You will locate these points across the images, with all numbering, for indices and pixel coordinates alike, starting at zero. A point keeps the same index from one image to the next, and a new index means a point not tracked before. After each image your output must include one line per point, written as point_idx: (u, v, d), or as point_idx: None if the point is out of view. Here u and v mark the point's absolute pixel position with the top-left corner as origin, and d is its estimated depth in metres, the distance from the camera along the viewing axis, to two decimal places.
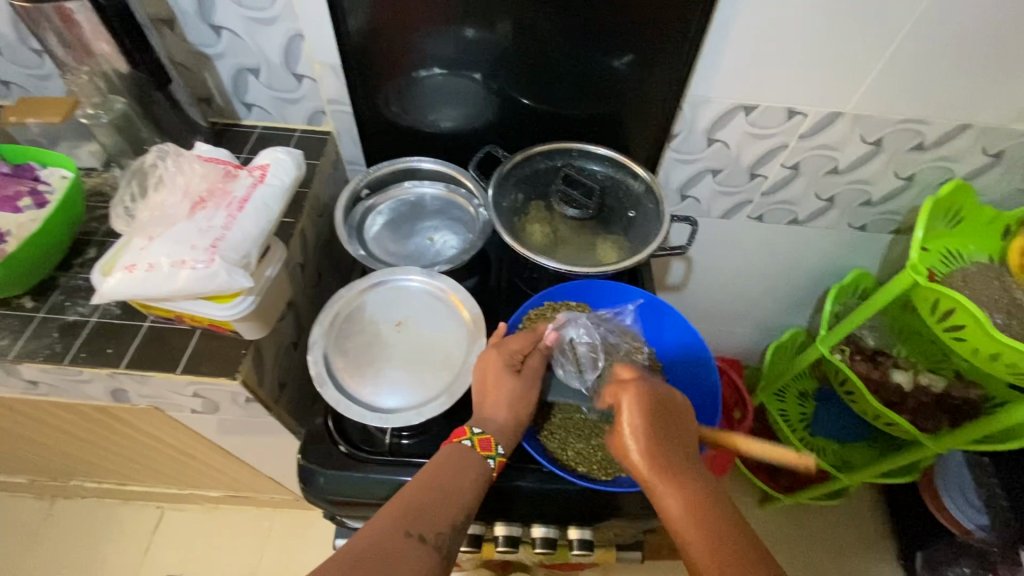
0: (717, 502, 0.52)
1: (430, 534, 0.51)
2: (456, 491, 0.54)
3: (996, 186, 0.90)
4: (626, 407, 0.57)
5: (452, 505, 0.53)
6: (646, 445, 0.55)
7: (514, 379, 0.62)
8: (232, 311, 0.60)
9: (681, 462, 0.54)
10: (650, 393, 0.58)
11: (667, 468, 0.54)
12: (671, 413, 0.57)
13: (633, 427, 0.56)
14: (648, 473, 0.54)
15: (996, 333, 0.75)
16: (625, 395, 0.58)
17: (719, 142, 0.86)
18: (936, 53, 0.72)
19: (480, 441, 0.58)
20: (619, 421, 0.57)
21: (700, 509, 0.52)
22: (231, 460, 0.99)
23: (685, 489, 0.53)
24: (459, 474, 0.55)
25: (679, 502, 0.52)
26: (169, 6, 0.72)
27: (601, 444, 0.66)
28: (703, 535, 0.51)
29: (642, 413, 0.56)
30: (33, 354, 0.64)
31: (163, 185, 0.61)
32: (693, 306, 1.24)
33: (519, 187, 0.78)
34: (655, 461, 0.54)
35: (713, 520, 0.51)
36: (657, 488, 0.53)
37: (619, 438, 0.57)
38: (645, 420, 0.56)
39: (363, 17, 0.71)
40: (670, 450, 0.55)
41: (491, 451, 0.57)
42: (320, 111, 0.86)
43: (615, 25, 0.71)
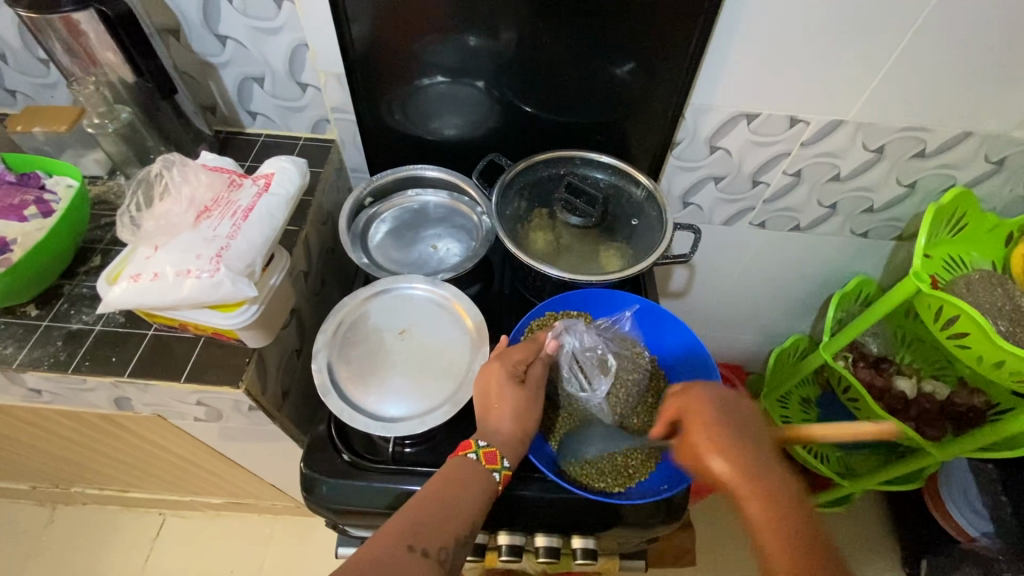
0: (797, 507, 0.51)
1: (433, 550, 0.51)
2: (461, 506, 0.54)
3: (999, 193, 0.90)
4: (699, 410, 0.58)
5: (456, 519, 0.53)
6: (721, 444, 0.55)
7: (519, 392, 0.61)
8: (237, 319, 0.60)
9: (761, 465, 0.53)
10: (723, 398, 0.59)
11: (745, 468, 0.53)
12: (747, 419, 0.58)
13: (706, 427, 0.57)
14: (724, 471, 0.53)
15: (1000, 341, 0.75)
16: (697, 402, 0.59)
17: (721, 150, 0.87)
18: (938, 61, 0.72)
19: (485, 454, 0.58)
20: (692, 423, 0.58)
21: (779, 511, 0.51)
22: (233, 467, 0.98)
23: (763, 490, 0.52)
24: (463, 488, 0.55)
25: (756, 501, 0.51)
26: (174, 16, 0.73)
27: (604, 451, 0.67)
28: (783, 537, 0.49)
29: (715, 415, 0.57)
30: (37, 362, 0.64)
31: (168, 194, 0.61)
32: (695, 313, 1.24)
33: (522, 195, 0.78)
34: (732, 459, 0.54)
35: (793, 524, 0.50)
36: (736, 490, 0.52)
37: (692, 437, 0.57)
38: (720, 421, 0.57)
39: (367, 26, 0.71)
40: (747, 452, 0.54)
41: (495, 465, 0.57)
42: (323, 119, 0.86)
43: (618, 34, 0.71)
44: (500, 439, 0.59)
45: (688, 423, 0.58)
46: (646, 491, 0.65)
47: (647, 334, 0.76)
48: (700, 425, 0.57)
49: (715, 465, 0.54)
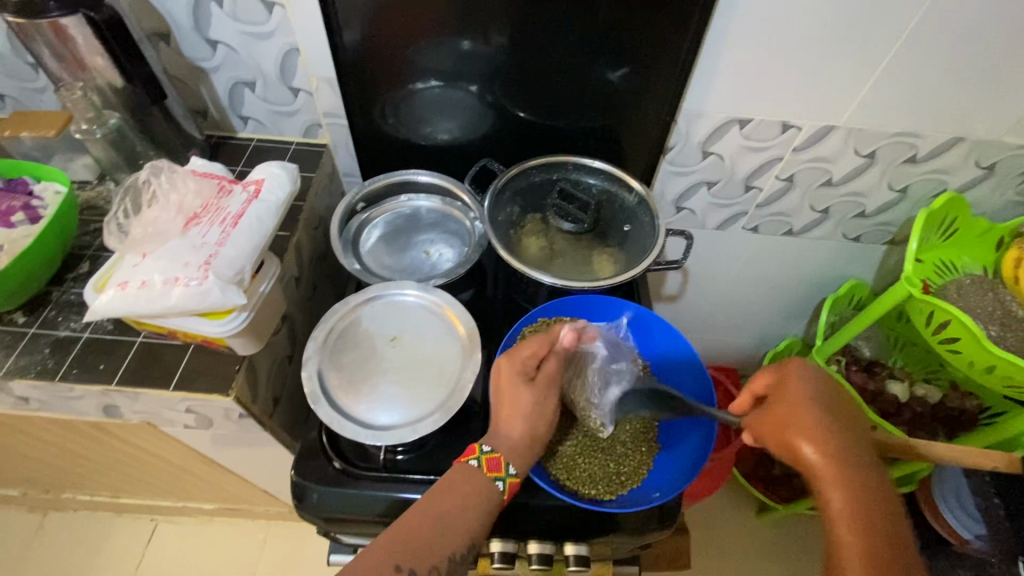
0: (885, 503, 0.52)
1: (420, 570, 0.53)
2: (456, 523, 0.55)
3: (990, 198, 0.91)
4: (797, 394, 0.57)
5: (446, 539, 0.54)
6: (821, 434, 0.54)
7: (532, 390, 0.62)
8: (226, 327, 0.59)
9: (858, 459, 0.53)
10: (826, 382, 0.58)
11: (840, 461, 0.53)
12: (848, 408, 0.56)
13: (801, 415, 0.55)
14: (814, 457, 0.53)
15: (991, 347, 0.75)
16: (797, 384, 0.57)
17: (714, 155, 0.87)
18: (928, 67, 0.72)
19: (489, 460, 0.58)
20: (788, 406, 0.56)
21: (867, 507, 0.51)
22: (224, 473, 0.98)
23: (854, 485, 0.52)
24: (462, 505, 0.56)
25: (845, 496, 0.51)
26: (164, 20, 0.72)
27: (598, 457, 0.67)
28: (865, 533, 0.50)
29: (818, 402, 0.56)
30: (25, 370, 0.64)
31: (156, 201, 0.60)
32: (689, 317, 1.24)
33: (515, 201, 0.78)
34: (828, 452, 0.53)
35: (877, 521, 0.51)
36: (825, 477, 0.52)
37: (783, 421, 0.56)
38: (825, 410, 0.55)
39: (359, 31, 0.71)
40: (845, 443, 0.53)
41: (500, 472, 0.57)
42: (316, 123, 0.86)
43: (610, 40, 0.71)
44: (506, 442, 0.59)
45: (780, 406, 0.57)
46: (639, 499, 0.65)
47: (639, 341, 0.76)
48: (796, 412, 0.56)
49: (807, 455, 0.54)
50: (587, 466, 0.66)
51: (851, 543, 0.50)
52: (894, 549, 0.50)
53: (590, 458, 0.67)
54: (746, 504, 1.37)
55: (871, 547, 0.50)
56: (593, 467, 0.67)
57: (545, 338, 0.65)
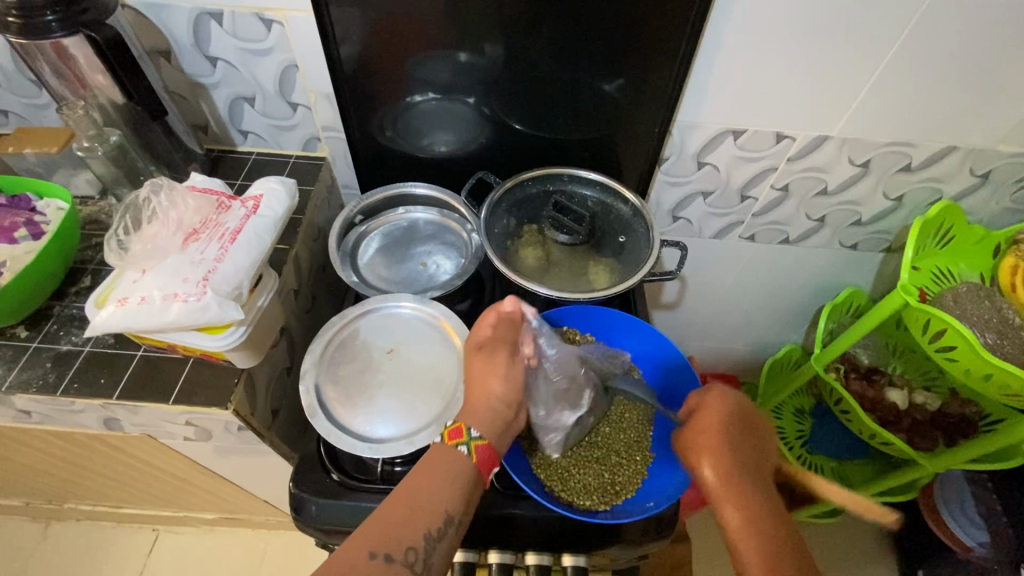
0: (773, 517, 0.57)
1: (397, 552, 0.51)
2: (428, 499, 0.54)
3: (986, 206, 0.91)
4: (703, 418, 0.62)
5: (422, 516, 0.53)
6: (717, 453, 0.60)
7: (484, 356, 0.65)
8: (225, 342, 0.60)
9: (746, 478, 0.59)
10: (737, 407, 0.63)
11: (733, 479, 0.58)
12: (747, 433, 0.63)
13: (701, 440, 0.61)
14: (710, 477, 0.59)
15: (986, 355, 0.75)
16: (705, 408, 0.63)
17: (709, 165, 0.87)
18: (919, 77, 0.73)
19: (451, 431, 0.59)
20: (693, 432, 0.62)
21: (759, 519, 0.56)
22: (224, 484, 0.98)
23: (745, 500, 0.57)
24: (432, 481, 0.55)
25: (739, 510, 0.57)
26: (165, 38, 0.74)
27: (593, 467, 0.68)
28: (761, 544, 0.55)
29: (717, 426, 0.61)
30: (26, 385, 0.64)
31: (156, 218, 0.61)
32: (688, 324, 1.25)
33: (511, 213, 0.79)
34: (723, 470, 0.59)
35: (769, 533, 0.55)
36: (719, 494, 0.58)
37: (690, 445, 0.62)
38: (724, 431, 0.61)
39: (356, 46, 0.72)
40: (739, 465, 0.60)
41: (461, 438, 0.58)
42: (314, 137, 0.87)
43: (604, 53, 0.72)
44: (467, 409, 0.62)
45: (688, 431, 0.63)
46: (633, 509, 0.66)
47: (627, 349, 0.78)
48: (697, 437, 0.61)
49: (705, 474, 0.59)
50: (582, 477, 0.67)
51: (749, 554, 0.54)
52: (788, 557, 0.54)
53: (585, 468, 0.68)
54: None
55: (767, 558, 0.54)
56: (590, 482, 0.67)
57: (492, 308, 0.65)
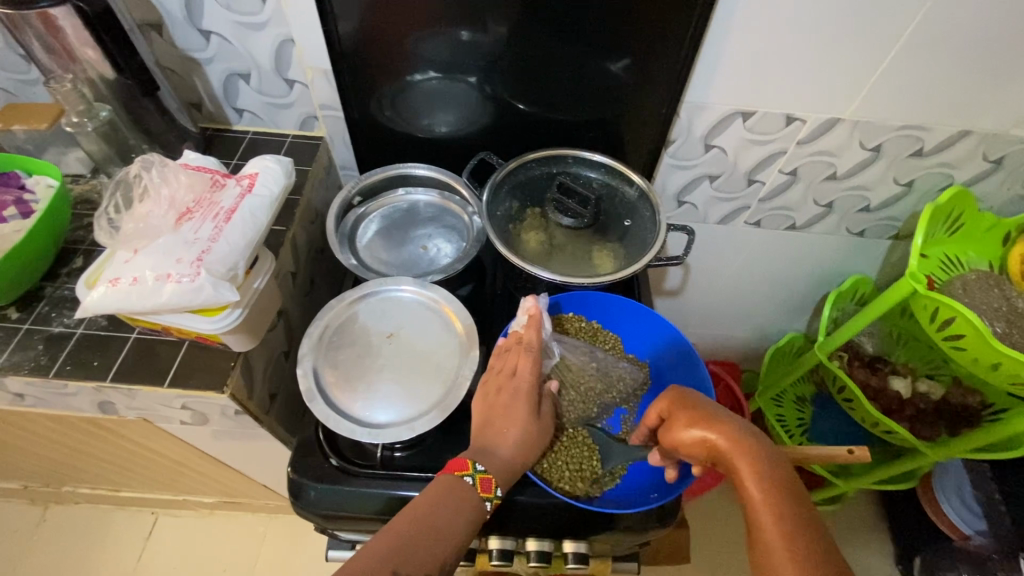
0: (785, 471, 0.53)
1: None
2: (446, 532, 0.54)
3: (997, 192, 0.89)
4: (696, 396, 0.60)
5: (440, 549, 0.53)
6: (721, 418, 0.56)
7: (522, 404, 0.62)
8: (221, 324, 0.59)
9: (759, 438, 0.55)
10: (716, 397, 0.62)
11: (745, 438, 0.54)
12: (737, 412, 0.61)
13: (702, 411, 0.57)
14: (719, 440, 0.55)
15: (997, 345, 0.74)
16: (693, 389, 0.61)
17: (717, 148, 0.85)
18: (937, 59, 0.70)
19: (481, 480, 0.57)
20: (691, 404, 0.59)
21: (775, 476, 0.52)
22: (222, 468, 0.98)
23: (759, 457, 0.53)
24: (453, 513, 0.55)
25: (755, 468, 0.52)
26: (157, 11, 0.71)
27: (582, 449, 0.67)
28: (779, 503, 0.50)
29: (708, 402, 0.58)
30: (18, 367, 0.63)
31: (148, 196, 0.59)
32: (691, 311, 1.23)
33: (514, 195, 0.77)
34: (733, 433, 0.55)
35: (786, 489, 0.51)
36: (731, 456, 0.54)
37: (689, 420, 0.57)
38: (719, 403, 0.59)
39: (355, 21, 0.70)
40: (747, 427, 0.56)
41: (490, 493, 0.57)
42: (312, 116, 0.85)
43: (611, 30, 0.70)
44: (488, 445, 0.60)
45: (684, 407, 0.59)
46: (633, 500, 0.65)
47: (628, 335, 0.77)
48: (699, 409, 0.58)
49: (717, 440, 0.55)
50: (580, 463, 0.66)
51: (768, 519, 0.50)
52: (805, 515, 0.50)
53: (572, 450, 0.67)
54: None
55: (785, 519, 0.49)
56: (575, 463, 0.66)
57: (526, 350, 0.65)
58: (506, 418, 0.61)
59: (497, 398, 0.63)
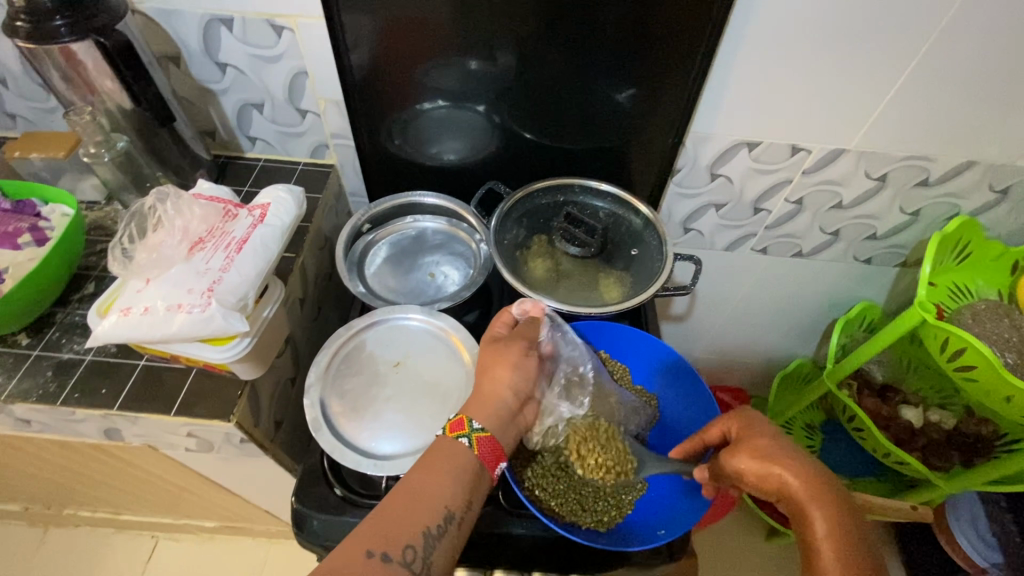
0: (866, 534, 0.49)
1: (395, 551, 0.48)
2: (425, 492, 0.52)
3: (1004, 222, 0.89)
4: (762, 429, 0.58)
5: (421, 515, 0.50)
6: (795, 462, 0.53)
7: (490, 351, 0.63)
8: (229, 353, 0.59)
9: (838, 491, 0.51)
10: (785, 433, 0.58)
11: (820, 486, 0.51)
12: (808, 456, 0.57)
13: (775, 448, 0.55)
14: (791, 482, 0.52)
15: (1009, 377, 0.73)
16: (756, 420, 0.59)
17: (723, 177, 0.86)
18: (939, 92, 0.71)
19: (452, 423, 0.57)
20: (757, 438, 0.57)
21: (851, 531, 0.49)
22: (224, 493, 0.97)
23: (835, 512, 0.50)
24: (429, 471, 0.53)
25: (829, 518, 0.50)
26: (175, 44, 0.73)
27: (600, 452, 0.65)
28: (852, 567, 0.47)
29: (778, 437, 0.57)
30: (26, 394, 0.63)
31: (162, 226, 0.60)
32: (697, 337, 1.23)
33: (521, 223, 0.78)
34: (806, 477, 0.52)
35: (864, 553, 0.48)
36: (804, 506, 0.51)
37: (753, 450, 0.55)
38: (788, 442, 0.56)
39: (367, 54, 0.71)
40: (825, 476, 0.52)
41: (464, 429, 0.56)
42: (323, 144, 0.86)
43: (620, 62, 0.71)
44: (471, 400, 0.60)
45: (751, 441, 0.57)
46: (641, 537, 0.64)
47: (633, 363, 0.77)
48: (767, 445, 0.55)
49: (788, 482, 0.52)
50: (578, 495, 0.65)
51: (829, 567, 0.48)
52: None
53: (584, 454, 0.65)
54: (755, 529, 1.34)
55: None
56: (581, 468, 0.65)
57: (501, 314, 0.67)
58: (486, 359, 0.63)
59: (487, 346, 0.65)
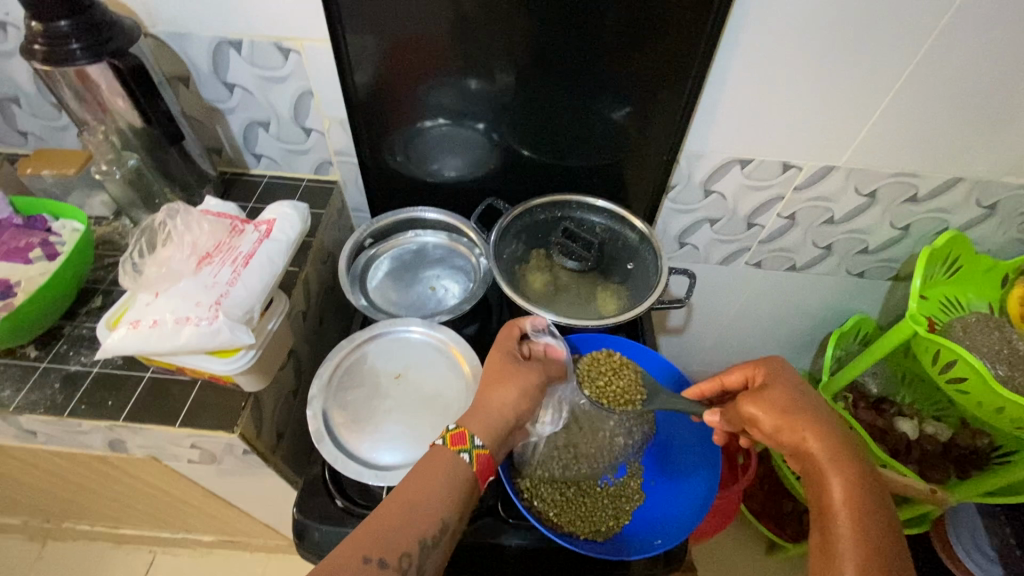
0: (877, 486, 0.52)
1: (392, 559, 0.49)
2: (420, 503, 0.52)
3: (993, 236, 0.91)
4: (784, 380, 0.60)
5: (417, 525, 0.51)
6: (814, 416, 0.56)
7: (503, 366, 0.63)
8: (234, 365, 0.60)
9: (852, 446, 0.54)
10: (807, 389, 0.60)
11: (834, 441, 0.54)
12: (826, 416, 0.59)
13: (794, 402, 0.57)
14: (807, 434, 0.55)
15: (999, 388, 0.75)
16: (779, 372, 0.61)
17: (716, 193, 0.88)
18: (923, 110, 0.74)
19: (454, 435, 0.57)
20: (778, 390, 0.59)
21: (867, 493, 0.51)
22: (224, 506, 0.97)
23: (847, 464, 0.52)
24: (426, 482, 0.54)
25: (841, 468, 0.52)
26: (185, 65, 0.76)
27: (611, 378, 0.70)
28: (861, 513, 0.50)
29: (802, 393, 0.59)
30: (34, 406, 0.64)
31: (171, 241, 0.62)
32: (694, 350, 1.24)
33: (520, 238, 0.79)
34: (822, 430, 0.55)
35: (874, 502, 0.50)
36: (817, 457, 0.54)
37: (773, 402, 0.58)
38: (808, 396, 0.58)
39: (370, 74, 0.74)
40: (840, 432, 0.55)
41: (466, 444, 0.56)
42: (326, 161, 0.88)
43: (615, 83, 0.74)
44: (473, 413, 0.59)
45: (774, 392, 0.59)
46: (639, 545, 0.65)
47: None
48: (788, 399, 0.58)
49: (804, 434, 0.55)
50: (573, 507, 0.66)
51: (842, 522, 0.49)
52: (886, 531, 0.49)
53: (595, 375, 0.71)
54: (755, 542, 1.34)
55: (866, 534, 0.48)
56: (587, 390, 0.70)
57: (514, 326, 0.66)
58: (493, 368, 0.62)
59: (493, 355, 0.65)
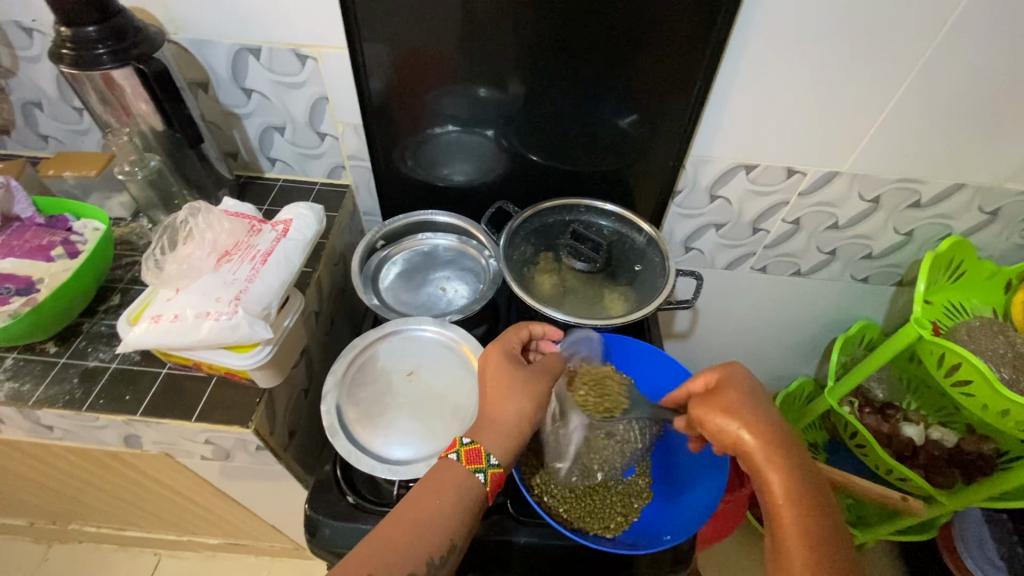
0: (819, 486, 0.53)
1: None
2: (428, 522, 0.53)
3: (996, 242, 0.92)
4: (737, 385, 0.60)
5: (425, 544, 0.52)
6: (758, 421, 0.56)
7: (506, 375, 0.63)
8: (251, 360, 0.61)
9: (794, 449, 0.55)
10: (758, 392, 0.60)
11: (779, 445, 0.55)
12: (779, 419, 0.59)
13: (741, 408, 0.58)
14: (751, 442, 0.55)
15: (1003, 391, 0.75)
16: (734, 378, 0.61)
17: (721, 199, 0.90)
18: (924, 117, 0.75)
19: (468, 452, 0.58)
20: (726, 398, 0.59)
21: (811, 496, 0.52)
22: (232, 507, 0.98)
23: (791, 468, 0.54)
24: (436, 500, 0.54)
25: (785, 473, 0.53)
26: (205, 71, 0.78)
27: (591, 389, 0.71)
28: (805, 516, 0.51)
29: (753, 397, 0.59)
30: (53, 400, 0.66)
31: (192, 238, 0.64)
32: (700, 355, 1.25)
33: (529, 240, 0.81)
34: (766, 435, 0.55)
35: (816, 503, 0.52)
36: (762, 463, 0.54)
37: (721, 409, 0.59)
38: (755, 400, 0.59)
39: (384, 80, 0.76)
40: (785, 434, 0.56)
41: (481, 464, 0.57)
42: (339, 166, 0.90)
43: (622, 89, 0.75)
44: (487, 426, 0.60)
45: (725, 397, 0.59)
46: (649, 541, 0.65)
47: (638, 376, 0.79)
48: (737, 404, 0.58)
49: (749, 441, 0.56)
50: (587, 505, 0.67)
51: (789, 526, 0.51)
52: (829, 531, 0.50)
53: (577, 385, 0.70)
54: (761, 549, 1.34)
55: (812, 539, 0.49)
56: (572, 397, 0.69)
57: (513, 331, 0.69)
58: (496, 383, 0.63)
59: (489, 367, 0.65)
